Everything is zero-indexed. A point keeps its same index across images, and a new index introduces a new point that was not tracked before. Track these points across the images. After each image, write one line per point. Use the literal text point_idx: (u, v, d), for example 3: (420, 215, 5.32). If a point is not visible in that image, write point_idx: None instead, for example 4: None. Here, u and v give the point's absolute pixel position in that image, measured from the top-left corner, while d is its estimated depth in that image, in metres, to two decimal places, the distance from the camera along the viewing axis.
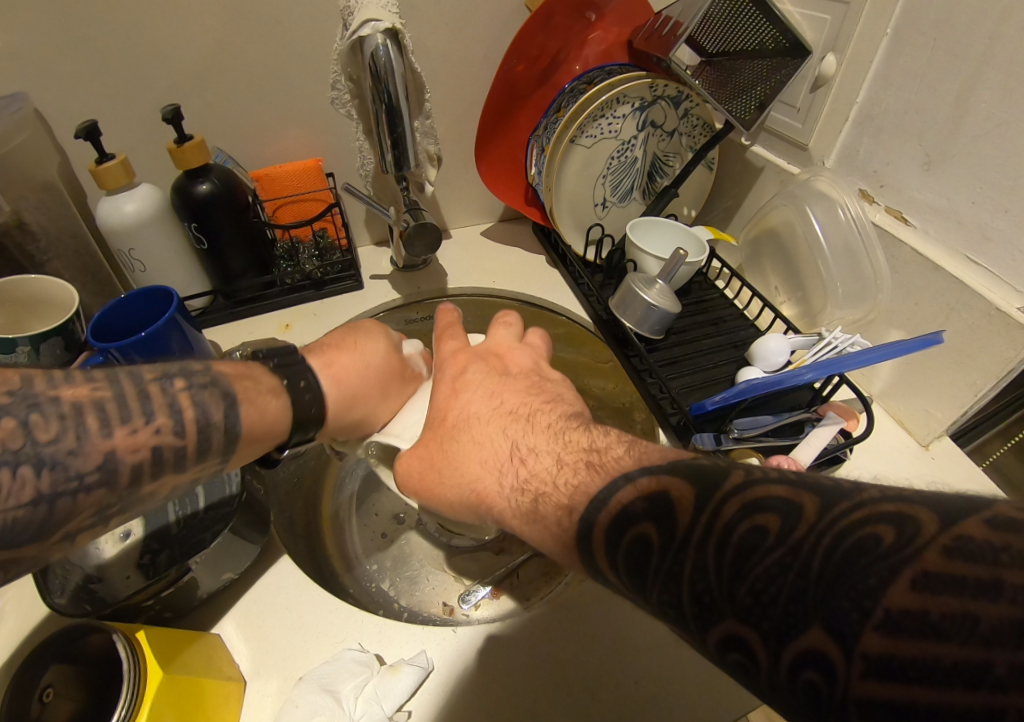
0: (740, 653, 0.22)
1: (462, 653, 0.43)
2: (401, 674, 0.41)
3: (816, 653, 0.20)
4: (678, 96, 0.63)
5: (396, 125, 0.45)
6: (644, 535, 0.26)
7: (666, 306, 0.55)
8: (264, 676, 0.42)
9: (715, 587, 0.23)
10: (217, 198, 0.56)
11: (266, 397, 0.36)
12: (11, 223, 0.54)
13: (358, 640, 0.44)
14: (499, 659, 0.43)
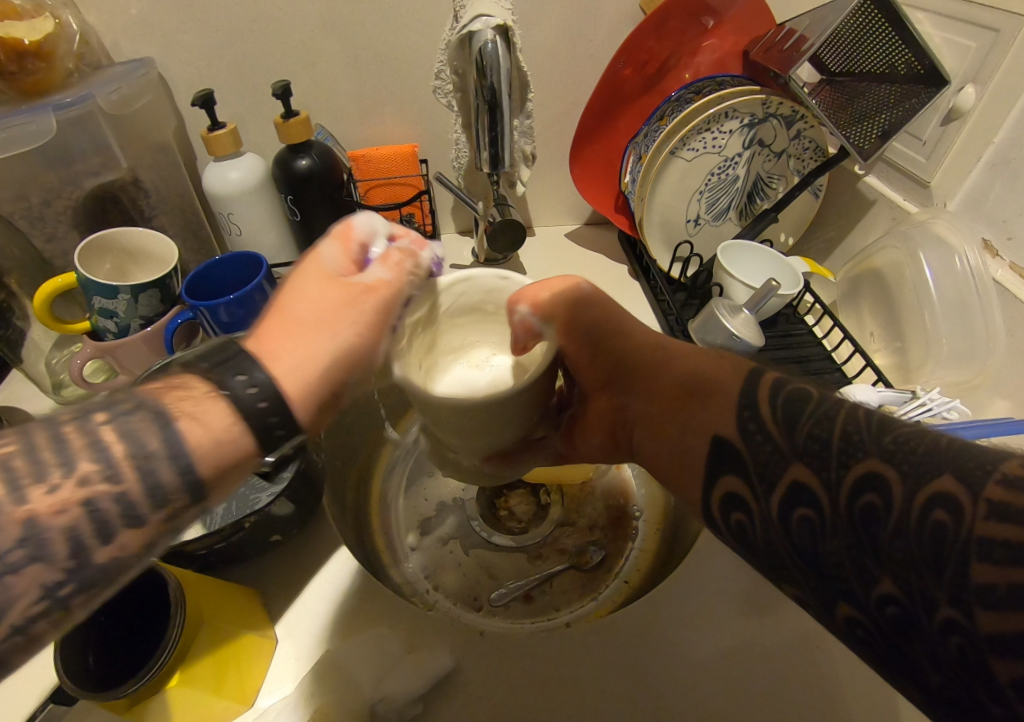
0: (872, 494, 0.23)
1: (485, 658, 0.42)
2: (422, 668, 0.40)
3: (944, 497, 0.21)
4: (792, 115, 0.59)
5: (495, 125, 0.43)
6: (800, 395, 0.30)
7: (749, 338, 0.52)
8: (296, 638, 0.44)
9: (865, 430, 0.25)
10: (315, 174, 0.58)
11: (200, 404, 0.24)
12: (128, 179, 0.60)
13: (384, 624, 0.44)
14: (521, 671, 0.42)
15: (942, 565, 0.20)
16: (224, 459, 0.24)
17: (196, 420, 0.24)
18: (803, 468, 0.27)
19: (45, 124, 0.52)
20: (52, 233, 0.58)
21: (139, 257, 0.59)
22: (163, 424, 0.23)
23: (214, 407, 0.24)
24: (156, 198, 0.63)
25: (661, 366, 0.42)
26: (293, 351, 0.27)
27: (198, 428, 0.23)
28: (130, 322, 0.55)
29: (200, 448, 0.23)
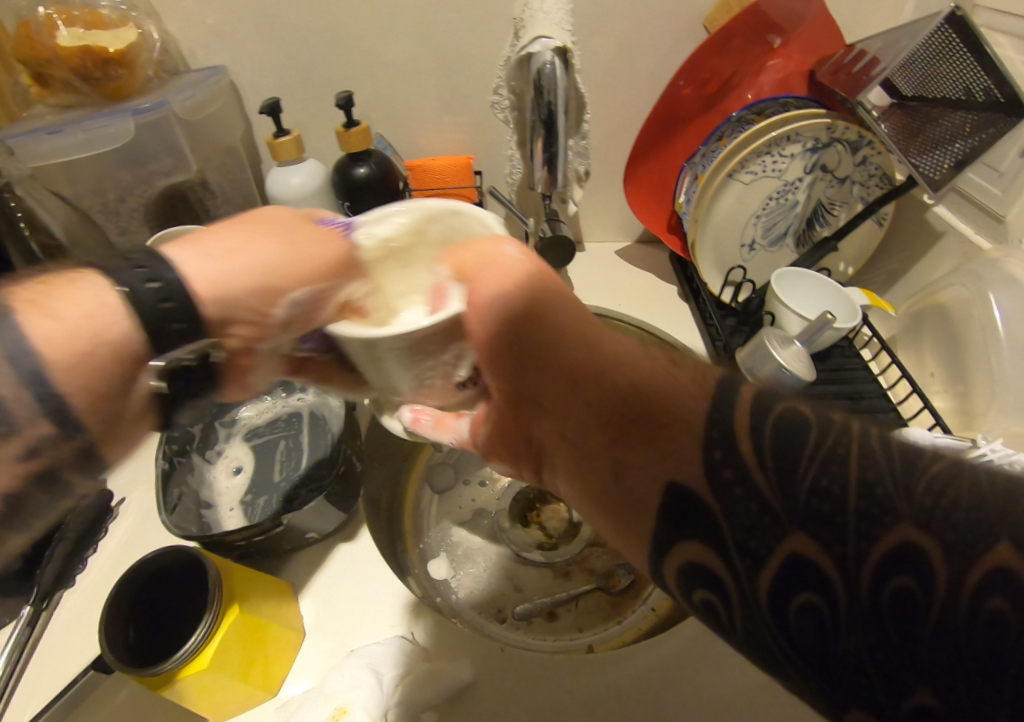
0: (911, 577, 0.21)
1: (501, 678, 0.41)
2: (441, 678, 0.40)
3: (1005, 577, 0.19)
4: (858, 140, 0.57)
5: (551, 143, 0.42)
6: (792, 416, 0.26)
7: (799, 371, 0.51)
8: (323, 634, 0.45)
9: (891, 477, 0.23)
10: (371, 182, 0.61)
11: (51, 295, 0.23)
12: (197, 180, 0.63)
13: (409, 631, 0.44)
14: (535, 700, 0.40)
15: (999, 677, 0.18)
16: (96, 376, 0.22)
17: (41, 313, 0.21)
18: (809, 542, 0.23)
19: (122, 129, 0.56)
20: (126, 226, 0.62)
21: None
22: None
23: (78, 290, 0.23)
24: (222, 198, 0.66)
25: (608, 369, 0.30)
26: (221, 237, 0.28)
27: (45, 323, 0.21)
28: None
29: (56, 347, 0.21)
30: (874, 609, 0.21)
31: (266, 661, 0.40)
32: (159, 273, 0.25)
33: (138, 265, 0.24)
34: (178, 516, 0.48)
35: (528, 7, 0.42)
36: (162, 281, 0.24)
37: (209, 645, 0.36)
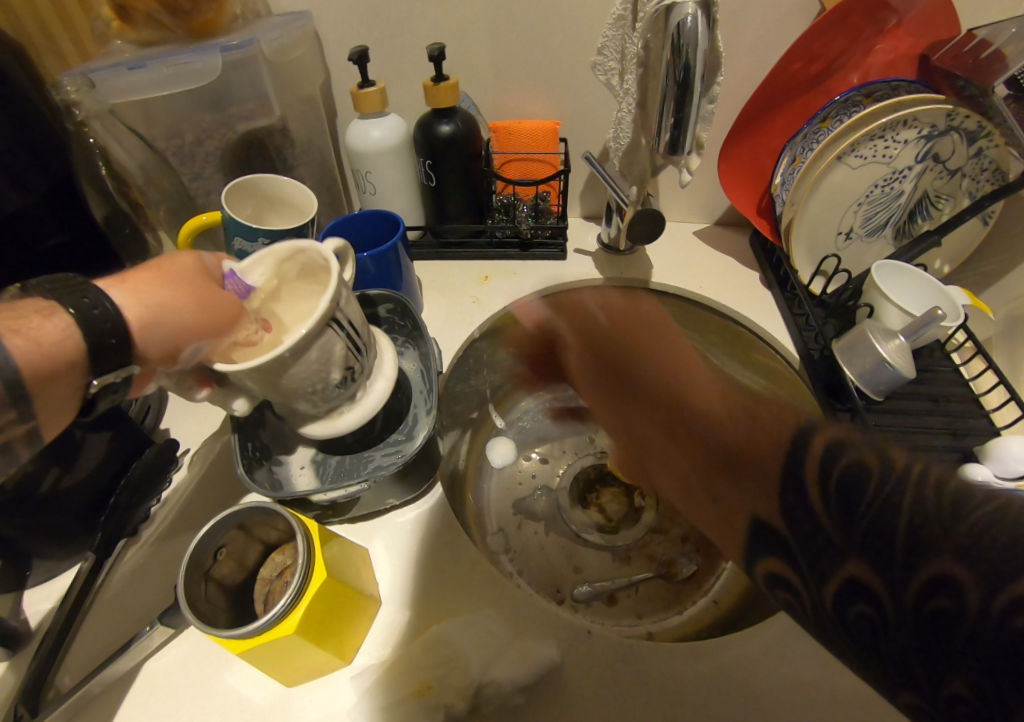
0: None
1: (588, 661, 0.40)
2: (530, 658, 0.38)
3: (946, 579, 0.25)
4: (976, 130, 0.53)
5: (685, 104, 0.40)
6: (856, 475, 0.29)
7: (901, 367, 0.48)
8: (398, 604, 0.43)
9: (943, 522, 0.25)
10: (456, 141, 0.58)
11: (31, 323, 0.28)
12: (277, 127, 0.61)
13: (489, 607, 0.42)
14: (620, 690, 0.39)
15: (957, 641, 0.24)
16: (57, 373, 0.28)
17: (23, 336, 0.27)
18: (948, 566, 0.25)
19: (210, 65, 0.54)
20: (199, 172, 0.60)
21: (278, 204, 0.60)
22: None
23: (48, 324, 0.28)
24: (299, 149, 0.64)
25: None
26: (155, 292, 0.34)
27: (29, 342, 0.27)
28: None
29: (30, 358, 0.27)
30: (899, 636, 0.26)
31: (344, 630, 0.39)
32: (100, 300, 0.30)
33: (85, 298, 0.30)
34: (252, 474, 0.46)
35: None
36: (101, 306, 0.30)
37: (294, 614, 0.35)
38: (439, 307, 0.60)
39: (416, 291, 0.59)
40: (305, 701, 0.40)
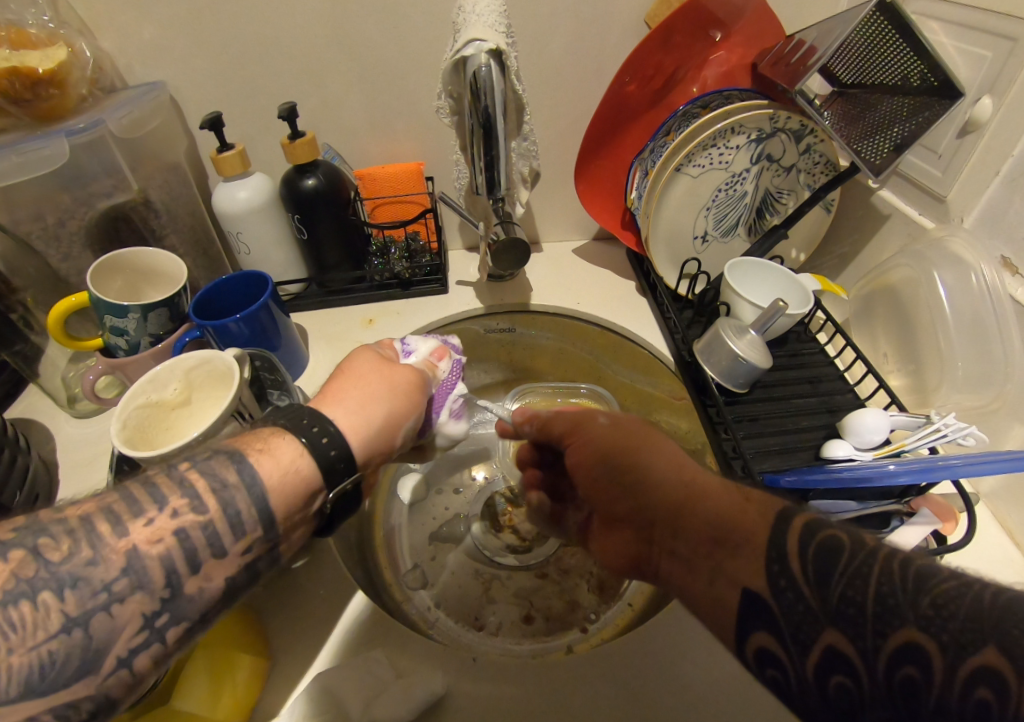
0: (989, 690, 0.21)
1: (475, 686, 0.41)
2: (410, 693, 0.39)
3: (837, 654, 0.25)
4: (800, 130, 0.58)
5: (491, 145, 0.41)
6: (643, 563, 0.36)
7: (755, 360, 0.51)
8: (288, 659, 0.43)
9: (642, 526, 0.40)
10: (321, 193, 0.59)
11: None
12: (139, 200, 0.61)
13: (378, 650, 0.43)
14: (507, 709, 0.40)
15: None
16: None
17: None
18: (837, 634, 0.25)
19: (57, 149, 0.53)
20: (68, 253, 0.60)
21: (150, 275, 0.60)
22: None
23: None
24: (167, 217, 0.65)
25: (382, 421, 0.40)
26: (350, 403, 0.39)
27: None
28: (140, 339, 0.57)
29: None
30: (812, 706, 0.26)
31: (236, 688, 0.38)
32: (327, 429, 0.35)
33: (311, 427, 0.35)
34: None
35: (461, 10, 0.41)
36: (329, 435, 0.35)
37: None
38: (325, 358, 0.62)
39: (297, 343, 0.60)
40: None
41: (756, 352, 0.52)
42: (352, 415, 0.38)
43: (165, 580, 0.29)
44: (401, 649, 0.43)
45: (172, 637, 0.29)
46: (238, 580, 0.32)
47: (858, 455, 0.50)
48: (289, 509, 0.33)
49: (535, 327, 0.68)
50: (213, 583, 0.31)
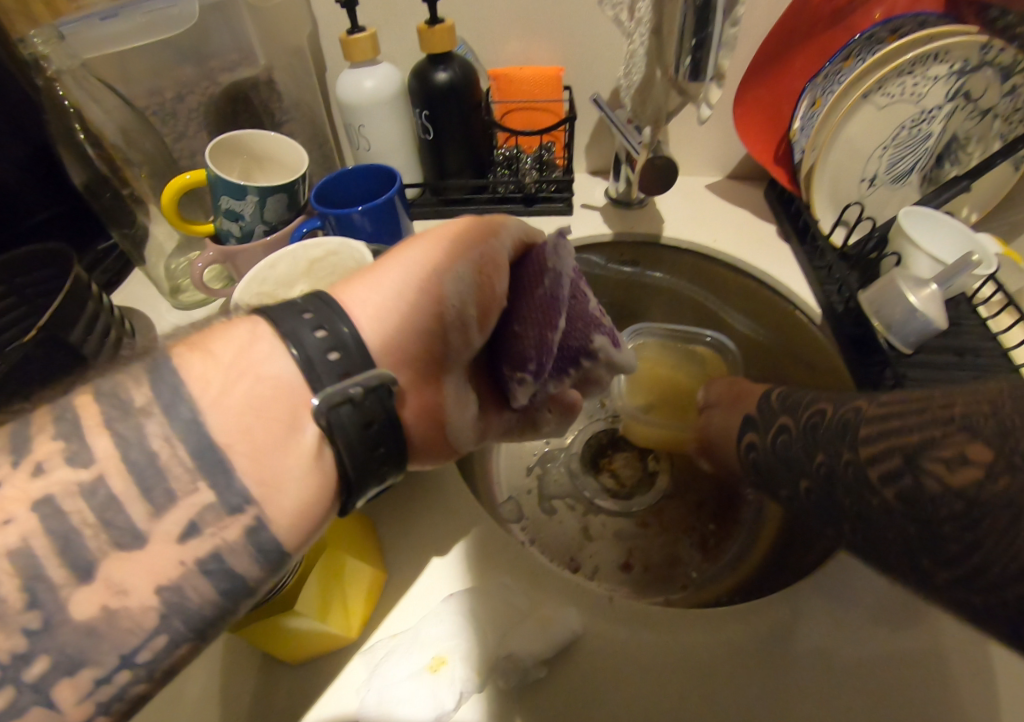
0: (847, 414, 0.35)
1: (609, 626, 0.38)
2: (549, 628, 0.36)
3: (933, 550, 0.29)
4: (1011, 65, 0.49)
5: (706, 24, 0.36)
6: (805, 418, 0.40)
7: (935, 317, 0.45)
8: (407, 572, 0.41)
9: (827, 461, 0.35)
10: (455, 87, 0.54)
11: (212, 340, 0.27)
12: (262, 80, 0.58)
13: (505, 575, 0.40)
14: (640, 656, 0.37)
15: None
16: (270, 407, 0.26)
17: (200, 353, 0.26)
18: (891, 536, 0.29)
19: (184, 8, 0.51)
20: (182, 132, 0.57)
21: (268, 162, 0.56)
22: (153, 374, 0.26)
23: (227, 335, 0.27)
24: (289, 104, 0.61)
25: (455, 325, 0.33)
26: (375, 294, 0.31)
27: (200, 357, 0.26)
28: (254, 227, 0.54)
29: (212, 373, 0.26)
30: None
31: (350, 611, 0.36)
32: (329, 325, 0.28)
33: (304, 317, 0.27)
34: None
35: None
36: (334, 347, 0.27)
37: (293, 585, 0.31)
38: None
39: None
40: (314, 676, 0.36)
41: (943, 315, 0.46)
42: (459, 291, 0.32)
43: (60, 556, 0.22)
44: (526, 578, 0.40)
45: (64, 693, 0.21)
46: (170, 582, 0.23)
47: None
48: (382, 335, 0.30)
49: (661, 264, 0.63)
50: (141, 588, 0.23)
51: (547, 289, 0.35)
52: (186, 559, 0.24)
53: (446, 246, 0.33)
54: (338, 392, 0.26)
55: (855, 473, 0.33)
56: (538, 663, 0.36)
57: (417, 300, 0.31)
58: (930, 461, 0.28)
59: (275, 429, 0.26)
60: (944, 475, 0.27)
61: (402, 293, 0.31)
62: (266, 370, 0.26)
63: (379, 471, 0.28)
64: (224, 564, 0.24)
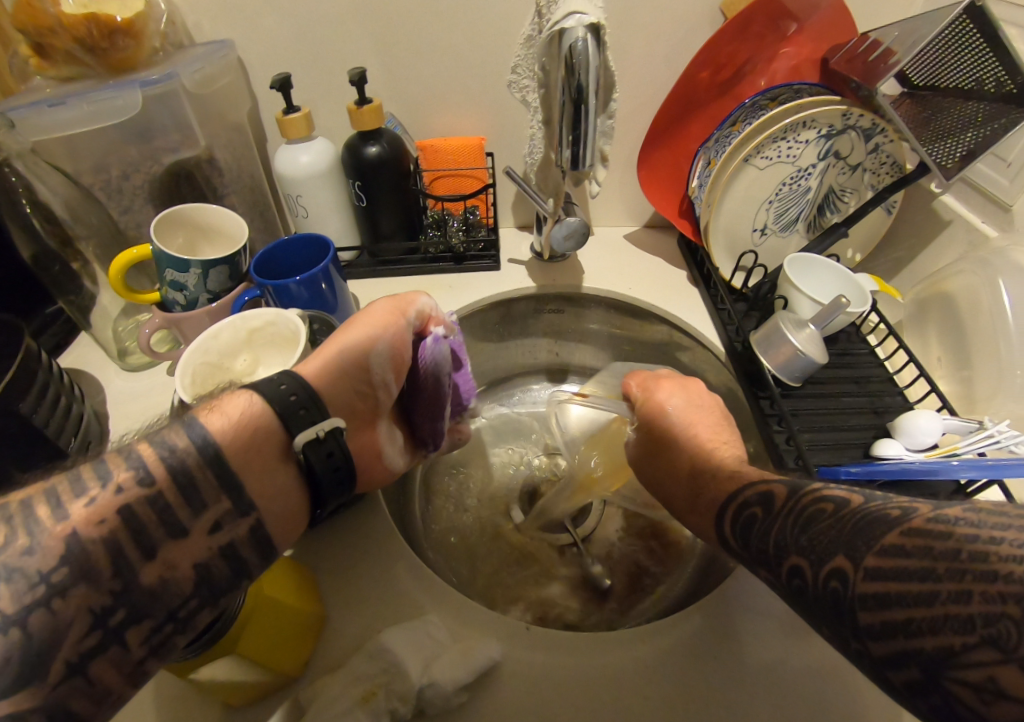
0: (838, 581, 0.29)
1: (529, 652, 0.42)
2: (470, 658, 0.40)
3: (838, 571, 0.29)
4: (871, 129, 0.57)
5: (579, 121, 0.42)
6: (753, 511, 0.35)
7: (813, 355, 0.52)
8: (341, 616, 0.44)
9: (788, 533, 0.32)
10: (384, 162, 0.59)
11: (223, 401, 0.36)
12: (203, 157, 0.62)
13: (431, 614, 0.43)
14: (558, 679, 0.41)
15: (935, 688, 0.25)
16: (258, 447, 0.35)
17: (216, 413, 0.35)
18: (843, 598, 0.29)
19: (131, 99, 0.54)
20: (128, 206, 0.60)
21: (210, 232, 0.60)
22: (189, 426, 0.34)
23: (233, 401, 0.36)
24: (230, 177, 0.66)
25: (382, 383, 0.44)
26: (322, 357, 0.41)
27: (218, 418, 0.34)
28: (198, 296, 0.57)
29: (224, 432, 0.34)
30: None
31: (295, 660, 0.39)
32: (294, 386, 0.37)
33: (280, 385, 0.37)
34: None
35: None
36: (295, 392, 0.37)
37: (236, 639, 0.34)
38: None
39: (351, 308, 0.61)
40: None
41: (816, 353, 0.52)
42: (382, 364, 0.43)
43: (112, 568, 0.29)
44: (452, 615, 0.43)
45: (132, 636, 0.29)
46: (201, 562, 0.32)
47: (909, 457, 0.51)
48: (331, 388, 0.40)
49: (584, 309, 0.68)
50: (179, 568, 0.31)
51: (431, 352, 0.46)
52: (213, 547, 0.33)
53: (383, 319, 0.44)
54: (313, 432, 0.36)
55: (869, 667, 0.27)
56: (459, 693, 0.39)
57: (355, 361, 0.41)
58: (953, 682, 0.24)
59: (270, 458, 0.36)
60: (971, 704, 0.23)
61: (351, 359, 0.41)
62: (268, 422, 0.35)
63: (330, 500, 0.39)
64: (237, 554, 0.34)
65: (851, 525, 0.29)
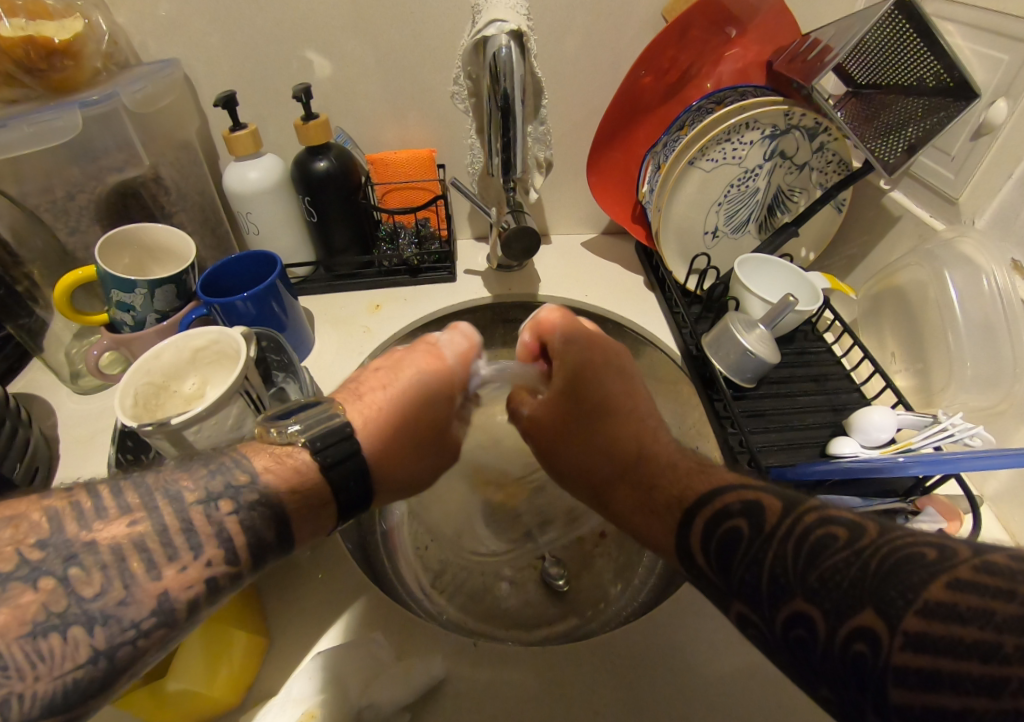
0: (865, 644, 0.24)
1: (476, 668, 0.41)
2: (411, 677, 0.39)
3: (867, 630, 0.24)
4: (815, 128, 0.57)
5: (508, 128, 0.42)
6: (737, 528, 0.32)
7: (764, 355, 0.51)
8: (284, 636, 0.43)
9: (791, 570, 0.28)
10: (331, 177, 0.59)
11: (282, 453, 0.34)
12: (149, 176, 0.62)
13: (377, 632, 0.42)
14: (506, 696, 0.40)
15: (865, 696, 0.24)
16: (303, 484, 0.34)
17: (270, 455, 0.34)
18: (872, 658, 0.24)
19: (70, 120, 0.53)
20: (75, 226, 0.60)
21: (159, 251, 0.60)
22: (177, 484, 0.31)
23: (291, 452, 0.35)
24: (178, 195, 0.65)
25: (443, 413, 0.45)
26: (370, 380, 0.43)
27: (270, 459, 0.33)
28: (146, 316, 0.56)
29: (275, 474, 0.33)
30: None
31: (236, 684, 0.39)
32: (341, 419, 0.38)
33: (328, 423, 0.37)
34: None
35: None
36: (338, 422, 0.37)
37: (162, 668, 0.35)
38: (330, 342, 0.62)
39: (305, 325, 0.60)
40: None
41: (767, 353, 0.52)
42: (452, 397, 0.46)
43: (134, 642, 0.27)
44: (398, 633, 0.42)
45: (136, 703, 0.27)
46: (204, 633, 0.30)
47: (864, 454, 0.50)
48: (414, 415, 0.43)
49: None
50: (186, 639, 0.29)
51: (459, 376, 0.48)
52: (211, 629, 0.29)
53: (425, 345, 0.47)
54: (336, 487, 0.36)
55: None
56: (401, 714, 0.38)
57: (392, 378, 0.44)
58: None
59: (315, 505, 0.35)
60: None
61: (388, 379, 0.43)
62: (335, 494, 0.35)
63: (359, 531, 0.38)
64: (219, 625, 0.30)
65: (882, 564, 0.25)
